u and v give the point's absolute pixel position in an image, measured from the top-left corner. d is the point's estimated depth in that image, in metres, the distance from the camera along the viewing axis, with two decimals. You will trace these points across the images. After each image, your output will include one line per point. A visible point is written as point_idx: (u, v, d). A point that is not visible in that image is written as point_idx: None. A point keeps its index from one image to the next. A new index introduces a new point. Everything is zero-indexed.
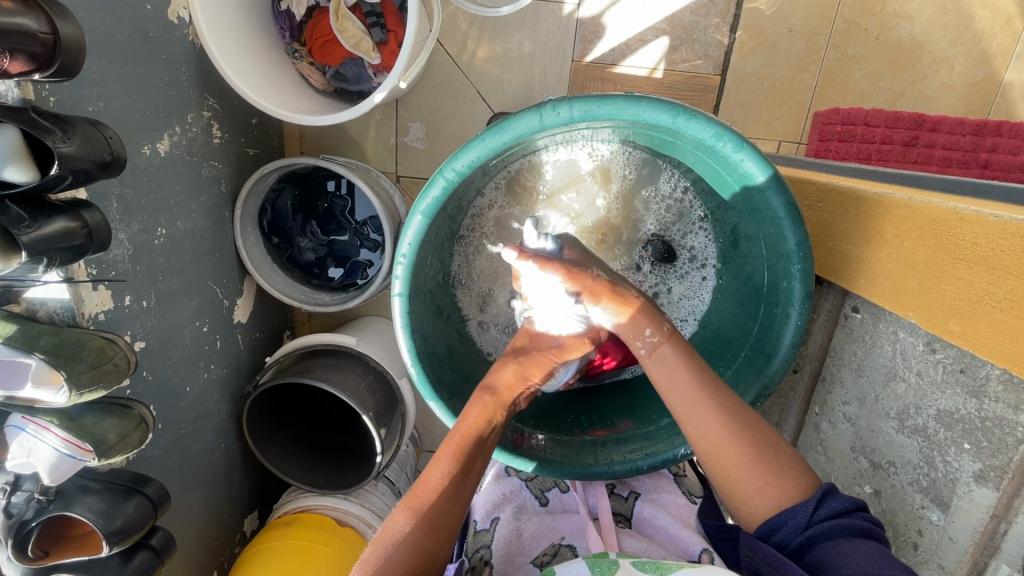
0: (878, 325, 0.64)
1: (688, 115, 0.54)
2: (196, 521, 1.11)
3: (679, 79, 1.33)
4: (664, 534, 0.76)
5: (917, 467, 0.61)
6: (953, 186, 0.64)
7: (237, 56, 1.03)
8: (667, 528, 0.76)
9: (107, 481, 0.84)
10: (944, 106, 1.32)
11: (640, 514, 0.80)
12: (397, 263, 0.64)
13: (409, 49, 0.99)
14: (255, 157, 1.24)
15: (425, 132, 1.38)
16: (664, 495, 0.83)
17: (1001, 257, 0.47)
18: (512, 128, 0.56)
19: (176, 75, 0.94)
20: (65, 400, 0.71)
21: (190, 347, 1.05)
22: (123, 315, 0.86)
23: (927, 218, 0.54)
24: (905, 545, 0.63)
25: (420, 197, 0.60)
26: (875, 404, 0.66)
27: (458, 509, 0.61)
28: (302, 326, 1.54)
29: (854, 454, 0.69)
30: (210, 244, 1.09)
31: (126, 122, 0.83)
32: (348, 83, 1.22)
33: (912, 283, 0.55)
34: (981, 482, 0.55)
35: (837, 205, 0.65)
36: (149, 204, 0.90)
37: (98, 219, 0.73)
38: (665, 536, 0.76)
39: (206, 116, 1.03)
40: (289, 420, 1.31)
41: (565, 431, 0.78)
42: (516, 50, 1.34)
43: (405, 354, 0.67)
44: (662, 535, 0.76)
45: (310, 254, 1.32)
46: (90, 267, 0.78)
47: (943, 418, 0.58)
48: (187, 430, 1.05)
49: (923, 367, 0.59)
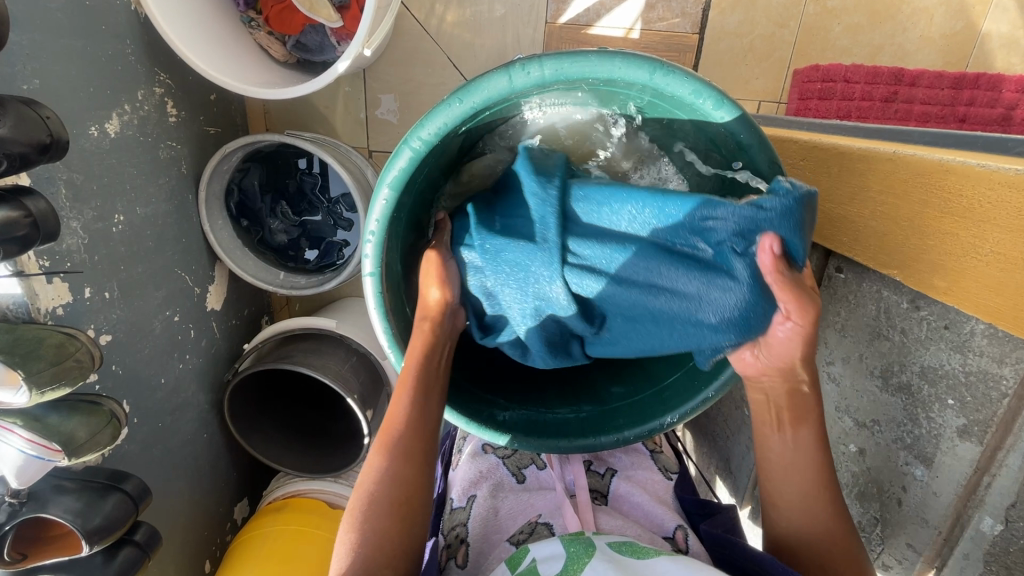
0: (861, 285, 0.61)
1: (666, 71, 0.51)
2: (182, 512, 1.10)
3: (657, 39, 1.28)
4: (639, 511, 0.77)
5: (901, 424, 0.57)
6: (936, 139, 0.62)
7: (186, 25, 0.96)
8: (642, 505, 0.77)
9: (83, 479, 0.81)
10: (923, 59, 1.31)
11: (616, 491, 0.80)
12: (366, 241, 0.60)
13: (371, 13, 0.93)
14: (217, 136, 1.17)
15: (397, 105, 1.32)
16: (640, 472, 0.84)
17: (988, 209, 0.44)
18: (480, 91, 0.52)
19: (119, 47, 0.87)
20: (25, 399, 0.68)
21: (160, 338, 1.00)
22: (84, 308, 0.82)
23: (912, 171, 0.52)
24: (889, 502, 0.59)
25: (386, 168, 0.57)
26: (859, 363, 0.62)
27: (427, 432, 0.63)
28: (281, 311, 1.50)
29: (839, 414, 0.65)
30: (175, 229, 1.04)
31: (68, 101, 0.77)
32: (310, 53, 1.16)
33: (896, 241, 0.53)
34: (964, 437, 0.50)
35: (819, 163, 0.64)
36: (102, 189, 0.85)
37: (43, 207, 0.69)
38: (640, 513, 0.77)
39: (158, 93, 0.97)
40: (274, 404, 1.30)
41: (552, 407, 0.75)
42: (487, 13, 1.28)
43: (381, 334, 0.64)
44: (637, 512, 0.77)
45: (282, 236, 1.27)
46: (42, 258, 0.74)
47: (927, 375, 0.53)
48: (165, 423, 1.03)
49: (906, 324, 0.55)
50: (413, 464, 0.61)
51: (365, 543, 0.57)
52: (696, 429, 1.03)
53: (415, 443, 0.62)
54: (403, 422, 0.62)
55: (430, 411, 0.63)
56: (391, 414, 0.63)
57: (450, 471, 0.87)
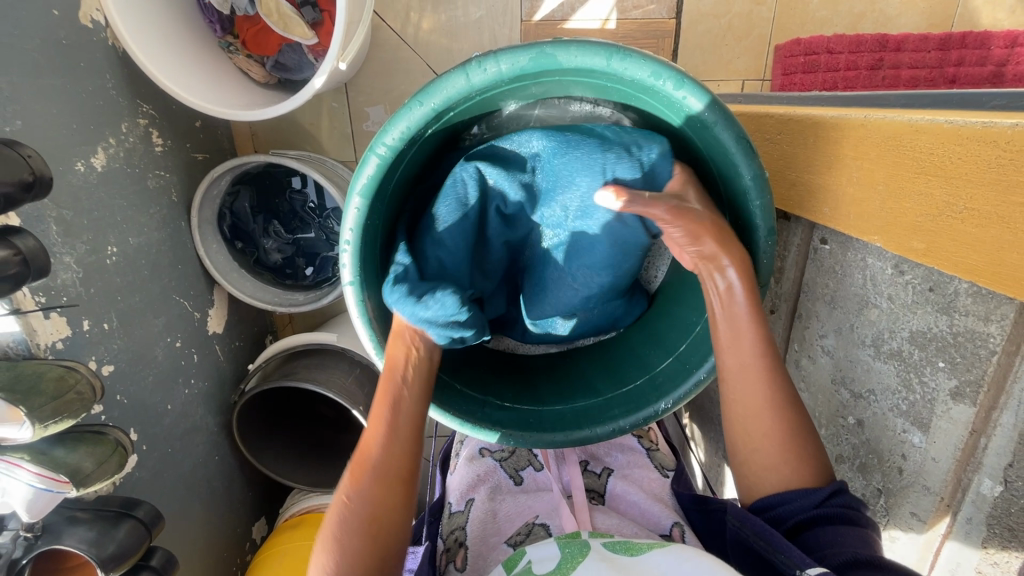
0: (846, 254, 0.60)
1: (622, 55, 0.50)
2: (199, 534, 1.11)
3: (633, 27, 1.28)
4: (636, 510, 0.78)
5: (896, 391, 0.56)
6: (912, 101, 0.61)
7: (164, 54, 0.97)
8: (640, 504, 0.78)
9: (94, 509, 0.82)
10: (906, 23, 1.29)
11: (613, 491, 0.81)
12: (342, 251, 0.60)
13: (342, 28, 0.94)
14: (205, 161, 1.19)
15: (383, 116, 1.33)
16: (637, 470, 0.85)
17: (959, 164, 0.43)
18: (438, 92, 0.52)
19: (99, 82, 0.89)
20: (29, 434, 0.70)
21: (163, 365, 1.02)
22: (84, 341, 0.83)
23: (884, 134, 0.50)
24: (890, 471, 0.58)
25: (355, 176, 0.57)
26: (851, 333, 0.61)
27: (400, 460, 0.60)
28: (284, 329, 1.51)
29: (835, 387, 0.64)
30: (169, 256, 1.06)
31: (51, 140, 0.79)
32: (290, 72, 1.16)
33: (875, 206, 0.51)
34: (958, 399, 0.49)
35: (796, 134, 0.63)
36: (94, 223, 0.86)
37: (32, 245, 0.70)
38: (637, 511, 0.78)
39: (142, 124, 0.98)
40: (285, 419, 1.32)
41: (547, 402, 0.74)
42: (462, 17, 1.28)
43: (367, 342, 0.64)
44: (635, 510, 0.78)
45: (276, 255, 1.28)
46: (38, 295, 0.76)
47: (917, 339, 0.52)
48: (175, 448, 1.04)
49: (893, 290, 0.54)
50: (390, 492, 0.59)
51: (339, 564, 0.56)
52: (700, 416, 1.02)
53: (386, 476, 0.59)
54: (379, 458, 0.59)
55: (410, 423, 0.62)
56: (368, 441, 0.61)
57: (447, 478, 0.88)
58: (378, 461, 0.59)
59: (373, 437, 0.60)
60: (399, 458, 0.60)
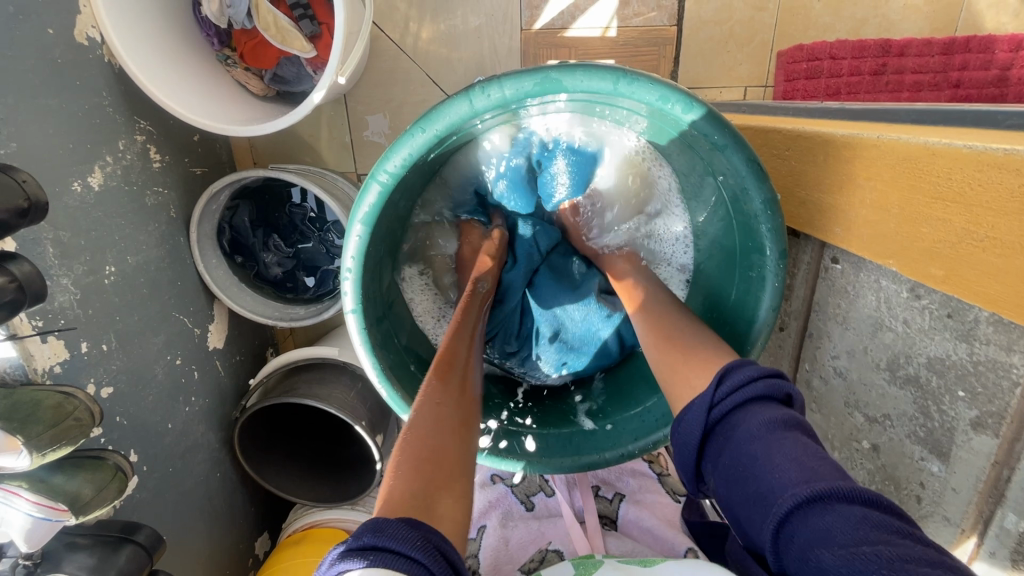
0: (859, 275, 0.58)
1: (629, 79, 0.49)
2: (202, 554, 1.10)
3: (634, 34, 1.27)
4: (650, 535, 0.77)
5: (913, 418, 0.55)
6: (924, 117, 0.60)
7: (161, 70, 0.96)
8: (653, 529, 0.77)
9: (95, 534, 0.81)
10: (910, 27, 1.28)
11: (625, 517, 0.80)
12: (343, 278, 0.59)
13: (341, 42, 0.92)
14: (204, 176, 1.18)
15: (383, 126, 1.32)
16: (649, 496, 0.83)
17: (979, 192, 0.42)
18: (441, 118, 0.51)
19: (95, 100, 0.87)
20: (27, 462, 0.68)
21: (163, 384, 1.00)
22: (82, 364, 0.82)
23: (898, 157, 0.49)
24: (908, 499, 0.57)
25: (356, 204, 0.56)
26: (864, 356, 0.59)
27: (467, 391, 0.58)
28: (285, 341, 1.50)
29: (849, 409, 0.63)
30: (168, 273, 1.05)
31: (47, 161, 0.78)
32: (288, 84, 1.15)
33: (890, 229, 0.51)
34: (979, 429, 0.48)
35: (805, 151, 0.61)
36: (91, 243, 0.85)
37: (28, 270, 0.69)
38: (651, 538, 0.77)
39: (139, 140, 0.97)
40: (285, 434, 1.30)
41: (555, 426, 0.74)
42: (461, 26, 1.27)
43: (371, 371, 0.62)
44: (648, 537, 0.77)
45: (277, 268, 1.27)
46: (35, 319, 0.74)
47: (934, 366, 0.51)
48: (176, 467, 1.03)
49: (909, 315, 0.53)
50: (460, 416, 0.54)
51: (412, 471, 0.47)
52: None
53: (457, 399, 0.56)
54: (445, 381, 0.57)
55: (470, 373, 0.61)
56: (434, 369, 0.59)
57: None
58: (450, 380, 0.58)
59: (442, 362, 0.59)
60: (467, 384, 0.59)
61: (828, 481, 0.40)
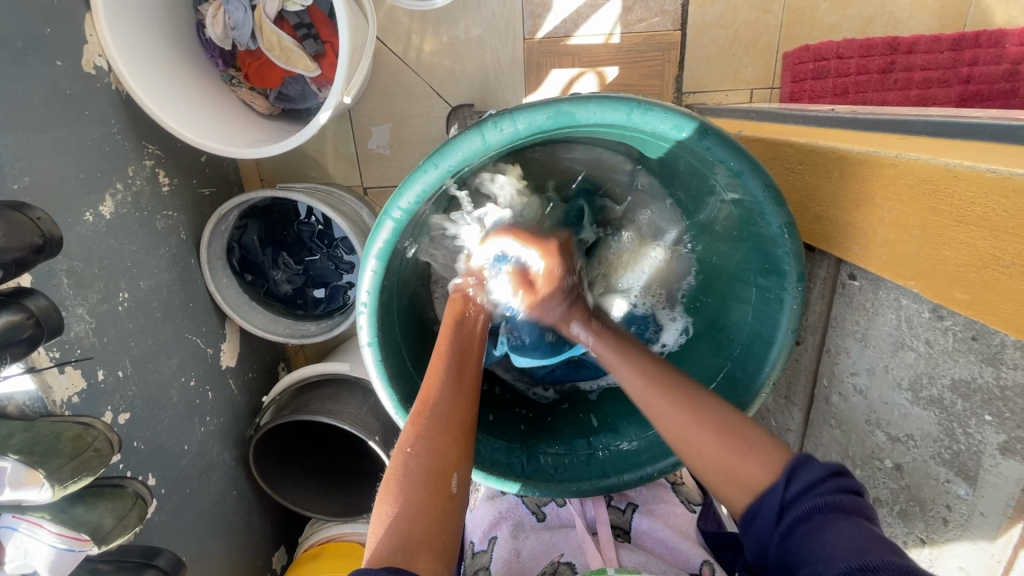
0: (878, 293, 0.59)
1: (643, 109, 0.49)
2: (221, 573, 1.10)
3: (638, 40, 1.26)
4: (663, 546, 0.77)
5: (937, 439, 0.56)
6: (940, 129, 0.59)
7: (169, 95, 0.97)
8: (666, 540, 0.77)
9: (116, 560, 0.82)
10: (918, 24, 1.26)
11: (639, 528, 0.79)
12: (359, 312, 0.59)
13: (345, 63, 0.92)
14: (211, 196, 1.18)
15: (388, 139, 1.32)
16: (662, 505, 0.83)
17: (1004, 217, 0.43)
18: (454, 154, 0.51)
19: (104, 128, 0.88)
20: (49, 494, 0.69)
21: (178, 406, 1.01)
22: (99, 393, 0.83)
23: (917, 177, 0.49)
24: (934, 521, 0.58)
25: (370, 239, 0.56)
26: (885, 374, 0.60)
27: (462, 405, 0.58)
28: (296, 356, 1.50)
29: (870, 427, 0.64)
30: (180, 296, 1.05)
31: (58, 193, 0.78)
32: (293, 102, 1.16)
33: (911, 251, 0.51)
34: (1007, 454, 0.50)
35: (819, 167, 0.61)
36: (104, 271, 0.86)
37: (44, 305, 0.69)
38: (665, 548, 0.77)
39: (148, 165, 0.98)
40: (303, 447, 1.32)
41: (571, 446, 0.74)
42: (463, 36, 1.26)
43: (387, 402, 0.63)
44: (662, 548, 0.77)
45: (287, 285, 1.28)
46: (52, 350, 0.75)
47: (959, 388, 0.52)
48: (193, 488, 1.03)
49: (931, 335, 0.54)
50: (454, 439, 0.56)
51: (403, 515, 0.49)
52: None
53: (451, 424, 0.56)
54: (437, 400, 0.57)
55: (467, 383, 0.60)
56: (424, 396, 0.58)
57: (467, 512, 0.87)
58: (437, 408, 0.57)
59: (431, 391, 0.58)
60: (459, 405, 0.58)
61: (880, 554, 0.42)
